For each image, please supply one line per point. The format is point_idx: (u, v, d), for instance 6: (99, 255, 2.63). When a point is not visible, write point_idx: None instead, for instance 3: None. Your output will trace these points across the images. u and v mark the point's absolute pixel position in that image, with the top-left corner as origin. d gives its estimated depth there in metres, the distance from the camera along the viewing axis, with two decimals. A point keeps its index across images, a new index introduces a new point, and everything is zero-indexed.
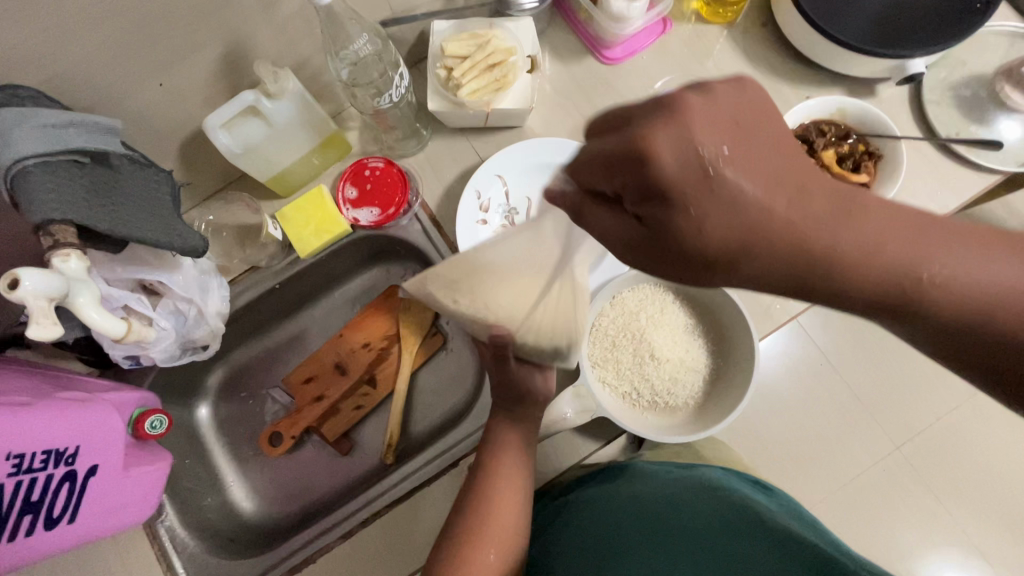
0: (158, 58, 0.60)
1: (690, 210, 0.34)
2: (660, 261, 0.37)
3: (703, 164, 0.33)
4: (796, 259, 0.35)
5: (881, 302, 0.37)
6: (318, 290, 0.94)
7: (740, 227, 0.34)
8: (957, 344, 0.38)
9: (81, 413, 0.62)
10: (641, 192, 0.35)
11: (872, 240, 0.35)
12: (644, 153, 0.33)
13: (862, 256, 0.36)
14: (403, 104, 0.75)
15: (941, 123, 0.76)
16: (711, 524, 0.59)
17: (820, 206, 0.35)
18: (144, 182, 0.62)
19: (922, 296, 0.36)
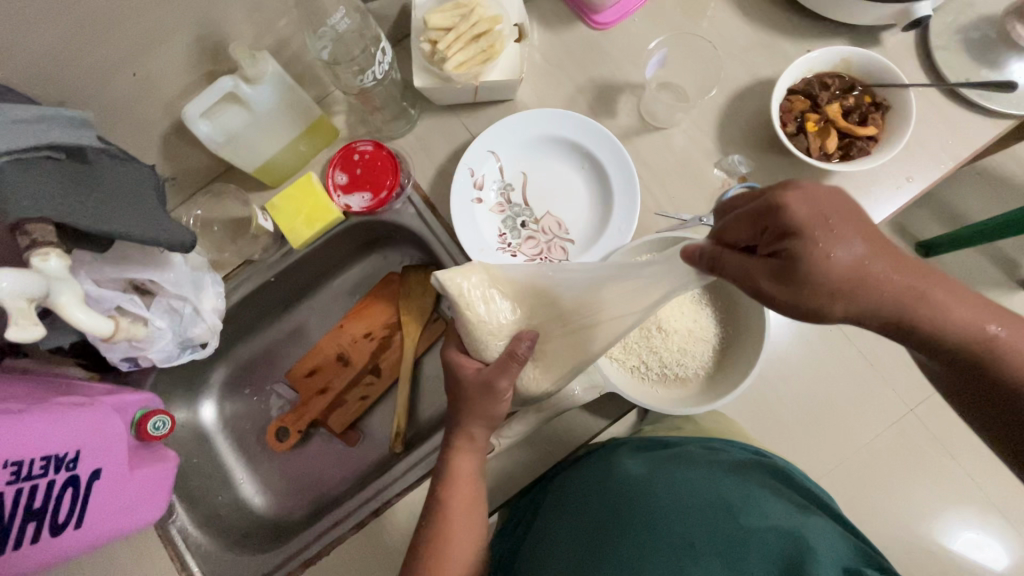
0: (128, 45, 0.57)
1: (824, 246, 0.40)
2: (789, 293, 0.42)
3: (826, 215, 0.40)
4: (898, 300, 0.43)
5: (951, 345, 0.46)
6: (315, 282, 0.92)
7: (859, 268, 0.41)
8: (997, 393, 0.48)
9: (80, 417, 0.61)
10: (781, 231, 0.41)
11: (944, 298, 0.45)
12: (781, 203, 0.41)
13: (937, 306, 0.45)
14: (387, 82, 0.72)
15: (950, 69, 0.73)
16: (712, 500, 0.60)
17: (905, 266, 0.44)
18: (125, 176, 0.59)
19: (980, 346, 0.46)
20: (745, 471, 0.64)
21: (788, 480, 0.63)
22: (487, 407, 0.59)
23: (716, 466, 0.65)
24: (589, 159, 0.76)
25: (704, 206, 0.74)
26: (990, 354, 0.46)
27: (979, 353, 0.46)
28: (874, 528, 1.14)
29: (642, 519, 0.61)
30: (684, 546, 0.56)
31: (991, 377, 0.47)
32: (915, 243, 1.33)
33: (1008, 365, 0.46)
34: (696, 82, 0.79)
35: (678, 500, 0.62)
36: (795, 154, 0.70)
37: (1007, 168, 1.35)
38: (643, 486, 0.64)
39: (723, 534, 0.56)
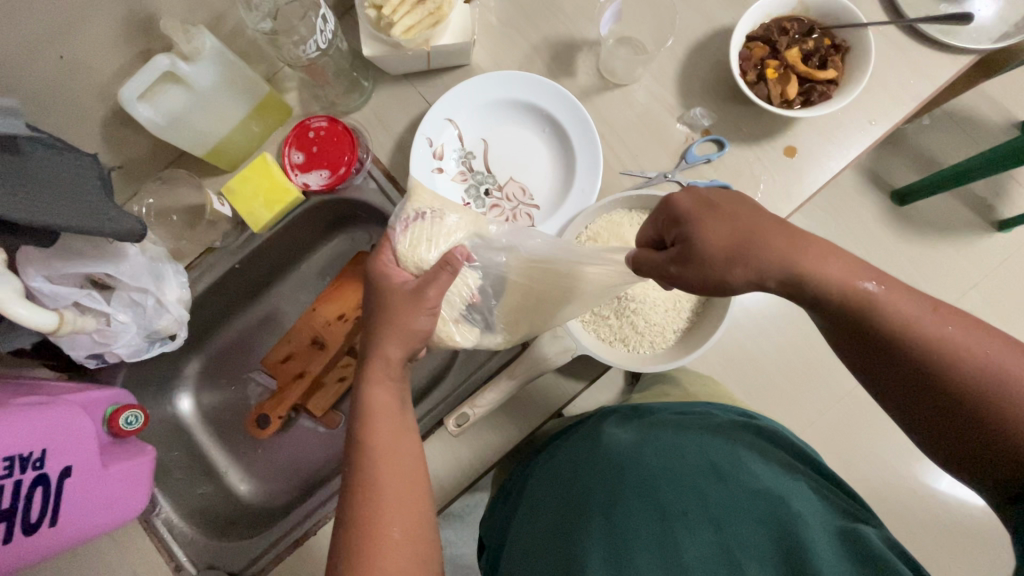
0: (50, 25, 0.54)
1: (700, 223, 0.50)
2: (693, 271, 0.51)
3: (704, 201, 0.52)
4: (778, 265, 0.48)
5: (840, 310, 0.48)
6: (283, 267, 0.90)
7: (734, 236, 0.49)
8: (909, 378, 0.46)
9: (42, 416, 0.59)
10: (672, 221, 0.53)
11: (835, 270, 0.48)
12: (667, 200, 0.54)
13: (825, 275, 0.48)
14: (333, 51, 0.69)
15: (910, 6, 0.72)
16: (700, 463, 0.58)
17: (789, 236, 0.49)
18: (62, 166, 0.57)
19: (861, 308, 0.47)
20: (734, 433, 0.63)
21: (781, 450, 0.62)
22: (410, 318, 0.56)
23: (701, 431, 0.63)
24: (551, 122, 0.75)
25: (667, 163, 0.73)
26: (876, 313, 0.46)
27: (862, 308, 0.47)
28: (857, 474, 1.17)
29: (629, 484, 0.59)
30: (674, 511, 0.55)
31: (890, 346, 0.46)
32: (889, 190, 1.34)
33: (897, 323, 0.46)
34: (656, 35, 0.77)
35: (666, 462, 0.59)
36: (756, 103, 0.69)
37: (977, 109, 1.35)
38: (628, 451, 0.62)
39: (714, 498, 0.55)
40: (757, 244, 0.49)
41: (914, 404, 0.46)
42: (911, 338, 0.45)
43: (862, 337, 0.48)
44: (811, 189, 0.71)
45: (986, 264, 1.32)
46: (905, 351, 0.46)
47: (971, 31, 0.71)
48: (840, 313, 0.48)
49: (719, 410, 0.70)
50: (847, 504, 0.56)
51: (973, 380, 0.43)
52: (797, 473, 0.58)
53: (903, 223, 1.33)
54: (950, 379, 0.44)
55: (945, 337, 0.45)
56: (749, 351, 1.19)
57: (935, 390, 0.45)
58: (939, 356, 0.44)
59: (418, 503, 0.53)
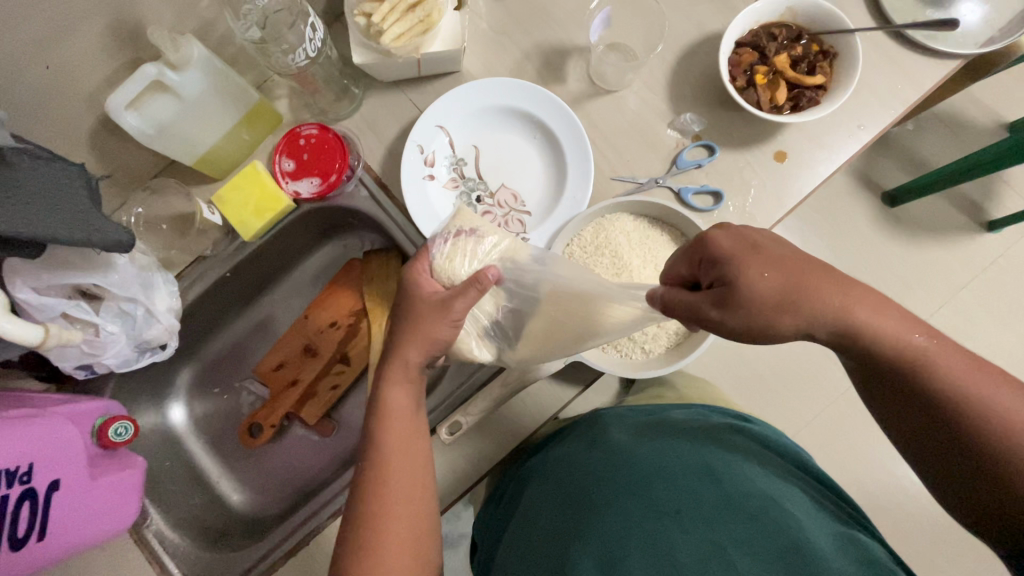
0: (34, 36, 0.54)
1: (748, 267, 0.48)
2: (736, 315, 0.48)
3: (751, 242, 0.49)
4: (829, 318, 0.47)
5: (881, 359, 0.47)
6: (275, 275, 0.90)
7: (784, 284, 0.47)
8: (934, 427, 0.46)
9: (30, 428, 0.59)
10: (711, 262, 0.50)
11: (885, 323, 0.47)
12: (710, 239, 0.51)
13: (871, 328, 0.47)
14: (323, 59, 0.69)
15: (897, 12, 0.73)
16: (695, 465, 0.58)
17: (838, 285, 0.48)
18: (49, 176, 0.56)
19: (906, 360, 0.46)
20: (730, 437, 0.63)
21: (775, 456, 0.62)
22: (433, 326, 0.56)
23: (696, 434, 0.63)
24: (542, 129, 0.75)
25: (658, 168, 0.74)
26: (920, 365, 0.46)
27: (914, 366, 0.46)
28: (853, 476, 1.17)
29: (623, 484, 0.58)
30: (668, 510, 0.54)
31: (926, 396, 0.46)
32: (879, 192, 1.35)
33: (942, 380, 0.45)
34: (646, 41, 0.78)
35: (661, 464, 0.59)
36: (746, 109, 0.70)
37: (965, 112, 1.36)
38: (624, 453, 0.62)
39: (707, 498, 0.54)
40: (807, 295, 0.47)
41: (939, 452, 0.46)
42: (946, 390, 0.45)
43: (898, 386, 0.47)
44: (801, 194, 0.72)
45: (977, 265, 1.33)
46: (936, 402, 0.45)
47: (957, 36, 0.72)
48: (880, 362, 0.47)
49: (711, 411, 0.71)
50: (835, 510, 0.56)
51: (998, 438, 0.43)
52: (789, 478, 0.59)
53: (894, 225, 1.34)
54: (976, 433, 0.44)
55: (981, 394, 0.44)
56: (742, 353, 1.19)
57: (953, 437, 0.45)
58: (977, 410, 0.44)
59: (415, 512, 0.53)
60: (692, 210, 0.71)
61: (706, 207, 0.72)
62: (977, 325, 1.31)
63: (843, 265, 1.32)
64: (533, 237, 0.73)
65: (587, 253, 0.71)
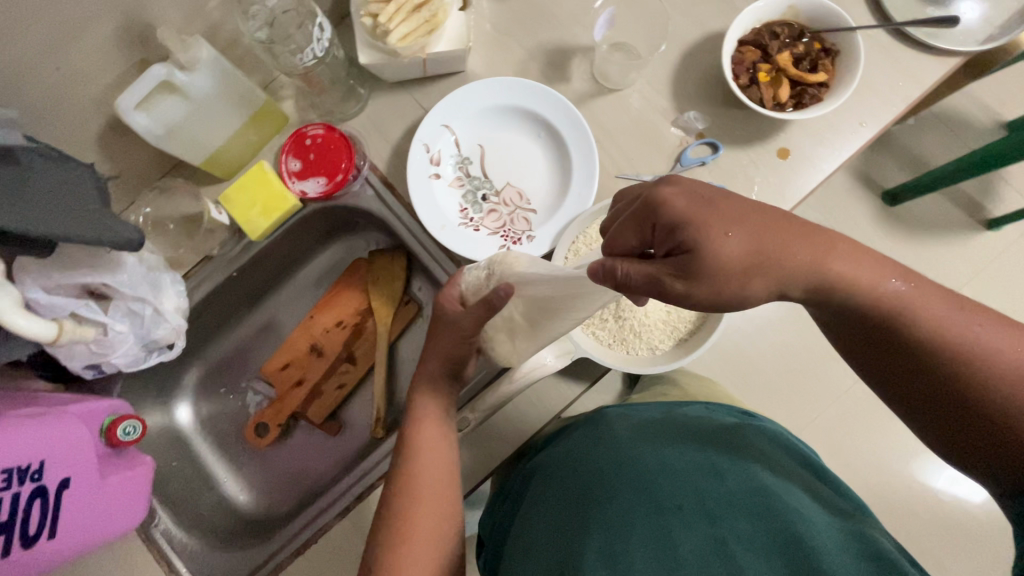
0: (45, 36, 0.54)
1: (709, 232, 0.44)
2: (699, 284, 0.45)
3: (705, 203, 0.45)
4: (798, 271, 0.46)
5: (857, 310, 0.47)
6: (280, 275, 0.90)
7: (749, 245, 0.45)
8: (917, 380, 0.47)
9: (41, 426, 0.59)
10: (664, 231, 0.46)
11: (849, 269, 0.47)
12: (656, 205, 0.46)
13: (836, 274, 0.47)
14: (330, 60, 0.70)
15: (897, 10, 0.73)
16: (701, 463, 0.59)
17: (803, 235, 0.47)
18: (60, 176, 0.57)
19: (883, 310, 0.46)
20: (738, 432, 0.63)
21: (781, 450, 0.62)
22: (445, 342, 0.62)
23: (702, 430, 0.64)
24: (547, 127, 0.75)
25: (663, 166, 0.74)
26: (901, 314, 0.46)
27: (889, 312, 0.46)
28: (857, 473, 1.18)
29: (630, 482, 0.59)
30: (671, 506, 0.55)
31: (906, 349, 0.46)
32: (880, 191, 1.35)
33: (923, 327, 0.45)
34: (649, 41, 0.78)
35: (666, 462, 0.60)
36: (749, 106, 0.70)
37: (964, 110, 1.37)
38: (628, 450, 0.63)
39: (710, 494, 0.55)
40: (773, 257, 0.46)
41: (930, 413, 0.47)
42: (923, 336, 0.45)
43: (899, 352, 0.47)
44: (805, 190, 0.72)
45: (978, 262, 1.34)
46: (920, 350, 0.46)
47: (958, 33, 0.73)
48: (857, 314, 0.47)
49: (716, 407, 0.71)
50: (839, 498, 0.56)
51: (987, 384, 0.43)
52: (795, 473, 0.59)
53: (895, 223, 1.35)
54: (961, 384, 0.44)
55: (963, 335, 0.45)
56: (745, 351, 1.20)
57: (932, 390, 0.46)
58: (954, 352, 0.44)
59: (436, 509, 0.55)
60: None
61: None
62: None
63: None
64: (539, 235, 0.73)
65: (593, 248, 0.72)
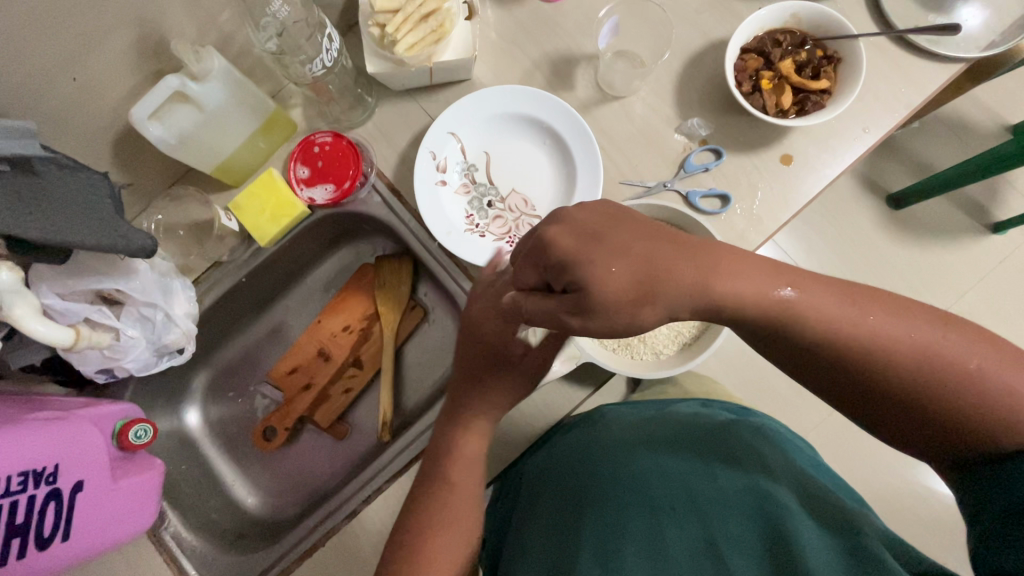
0: (63, 49, 0.56)
1: (597, 264, 0.43)
2: (596, 320, 0.43)
3: (588, 233, 0.45)
4: (691, 288, 0.44)
5: (756, 321, 0.45)
6: (289, 280, 0.91)
7: (636, 268, 0.43)
8: (843, 382, 0.46)
9: (55, 430, 0.60)
10: (556, 267, 0.44)
11: (737, 281, 0.44)
12: (546, 241, 0.45)
13: (726, 286, 0.44)
14: (338, 69, 0.71)
15: (899, 17, 0.74)
16: (694, 465, 0.59)
17: (687, 249, 0.45)
18: (75, 185, 0.58)
19: (778, 317, 0.45)
20: (732, 431, 0.63)
21: (779, 442, 0.62)
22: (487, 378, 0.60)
23: (694, 430, 0.64)
24: (551, 135, 0.76)
25: (667, 172, 0.75)
26: (793, 320, 0.45)
27: (783, 318, 0.45)
28: (865, 478, 1.17)
29: (621, 484, 0.59)
30: (663, 507, 0.55)
31: (825, 357, 0.45)
32: (883, 195, 1.36)
33: (820, 328, 0.44)
34: (652, 49, 0.79)
35: (658, 466, 0.60)
36: (752, 113, 0.71)
37: (968, 114, 1.37)
38: (623, 452, 0.63)
39: (702, 494, 0.55)
40: (662, 279, 0.43)
41: (879, 417, 0.46)
42: (822, 339, 0.44)
43: (810, 359, 0.46)
44: (808, 197, 0.73)
45: (984, 266, 1.34)
46: (830, 355, 0.45)
47: (960, 40, 0.73)
48: (759, 324, 0.45)
49: (715, 406, 0.70)
50: (838, 491, 0.56)
51: (903, 381, 0.43)
52: (790, 460, 0.58)
53: (899, 227, 1.35)
54: (892, 381, 0.44)
55: (865, 328, 0.44)
56: (749, 356, 1.20)
57: (868, 392, 0.45)
58: (860, 347, 0.44)
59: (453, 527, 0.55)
60: (700, 213, 0.72)
61: (714, 210, 0.73)
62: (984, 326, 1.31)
63: (848, 267, 1.33)
64: None
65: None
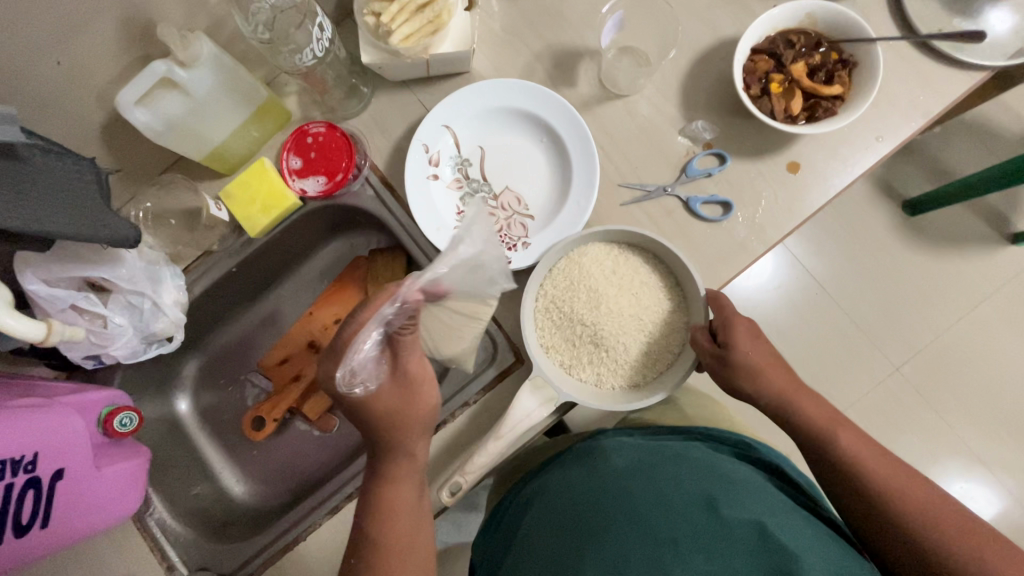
0: (47, 33, 0.55)
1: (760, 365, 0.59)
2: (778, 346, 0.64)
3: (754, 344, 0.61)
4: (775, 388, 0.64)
5: (804, 422, 0.63)
6: (281, 271, 0.90)
7: (774, 390, 0.64)
8: (815, 450, 0.62)
9: (35, 418, 0.60)
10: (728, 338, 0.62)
11: (810, 408, 0.63)
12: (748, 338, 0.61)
13: (813, 418, 0.63)
14: (331, 59, 0.69)
15: (922, 19, 0.70)
16: (694, 495, 0.57)
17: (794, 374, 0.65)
18: (58, 173, 0.57)
19: (819, 430, 0.62)
20: (729, 467, 0.61)
21: (776, 489, 0.61)
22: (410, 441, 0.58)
23: (695, 458, 0.62)
24: (549, 131, 0.74)
25: (668, 175, 0.72)
26: (827, 434, 0.61)
27: (826, 436, 0.61)
28: None
29: (622, 514, 0.57)
30: (666, 539, 0.54)
31: (826, 451, 0.61)
32: (900, 201, 1.31)
33: (844, 453, 0.60)
34: (658, 45, 0.76)
35: (658, 492, 0.59)
36: (760, 118, 0.68)
37: (994, 119, 1.32)
38: (620, 479, 0.61)
39: (707, 529, 0.54)
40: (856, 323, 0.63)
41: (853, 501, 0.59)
42: (842, 449, 0.60)
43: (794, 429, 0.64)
44: (814, 207, 0.70)
45: (1001, 278, 1.29)
46: (841, 472, 0.60)
47: (986, 47, 0.69)
48: (803, 425, 0.63)
49: (705, 437, 0.67)
50: (837, 545, 0.54)
51: (885, 501, 0.57)
52: (792, 509, 0.57)
53: (915, 235, 1.30)
54: (872, 483, 0.58)
55: (886, 488, 0.57)
56: None
57: (841, 465, 0.60)
58: (824, 421, 0.62)
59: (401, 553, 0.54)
60: (700, 219, 0.70)
61: (715, 217, 0.70)
62: (997, 340, 1.28)
63: (858, 275, 1.29)
64: (534, 243, 0.72)
65: (558, 287, 0.71)
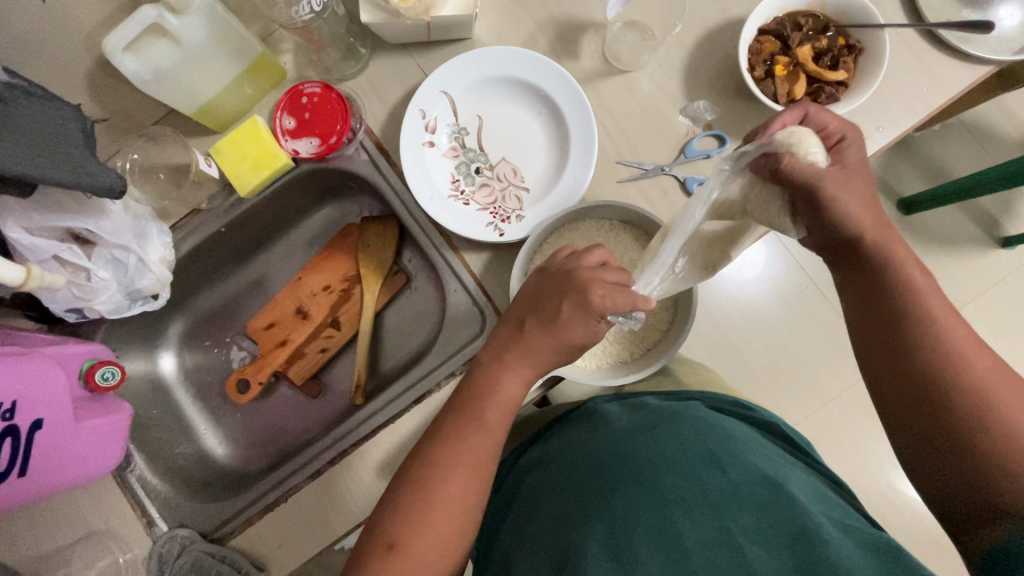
0: None
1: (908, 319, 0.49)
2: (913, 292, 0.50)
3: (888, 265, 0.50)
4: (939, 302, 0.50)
5: (913, 339, 0.49)
6: (271, 234, 0.89)
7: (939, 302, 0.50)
8: (890, 368, 0.50)
9: (12, 367, 0.59)
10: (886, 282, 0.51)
11: (886, 324, 0.51)
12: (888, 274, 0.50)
13: (917, 335, 0.49)
14: (329, 15, 0.67)
15: (930, 8, 0.69)
16: (698, 453, 0.56)
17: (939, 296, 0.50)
18: (41, 115, 0.55)
19: (905, 346, 0.49)
20: (728, 429, 0.60)
21: (783, 455, 0.59)
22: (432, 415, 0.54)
23: (697, 418, 0.61)
24: (548, 103, 0.73)
25: (666, 156, 0.71)
26: (927, 345, 0.48)
27: (908, 351, 0.49)
28: None
29: (627, 472, 0.56)
30: (674, 497, 0.53)
31: (904, 362, 0.49)
32: (895, 199, 1.31)
33: (929, 367, 0.48)
34: (664, 22, 0.75)
35: (662, 450, 0.57)
36: (762, 100, 0.68)
37: (993, 121, 1.32)
38: (627, 439, 0.60)
39: (713, 485, 0.53)
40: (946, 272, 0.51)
41: (920, 424, 0.48)
42: (924, 363, 0.48)
43: (878, 344, 0.51)
44: None
45: (988, 280, 1.30)
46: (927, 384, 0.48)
47: (993, 40, 0.69)
48: (903, 341, 0.50)
49: (703, 398, 0.67)
50: (847, 511, 0.53)
51: (964, 418, 0.46)
52: (796, 468, 0.57)
53: (907, 233, 1.31)
54: (950, 401, 0.47)
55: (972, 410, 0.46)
56: None
57: (913, 378, 0.49)
58: (910, 335, 0.49)
59: (432, 535, 0.49)
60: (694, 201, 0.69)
61: None
62: None
63: None
64: (528, 216, 0.71)
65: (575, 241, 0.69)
